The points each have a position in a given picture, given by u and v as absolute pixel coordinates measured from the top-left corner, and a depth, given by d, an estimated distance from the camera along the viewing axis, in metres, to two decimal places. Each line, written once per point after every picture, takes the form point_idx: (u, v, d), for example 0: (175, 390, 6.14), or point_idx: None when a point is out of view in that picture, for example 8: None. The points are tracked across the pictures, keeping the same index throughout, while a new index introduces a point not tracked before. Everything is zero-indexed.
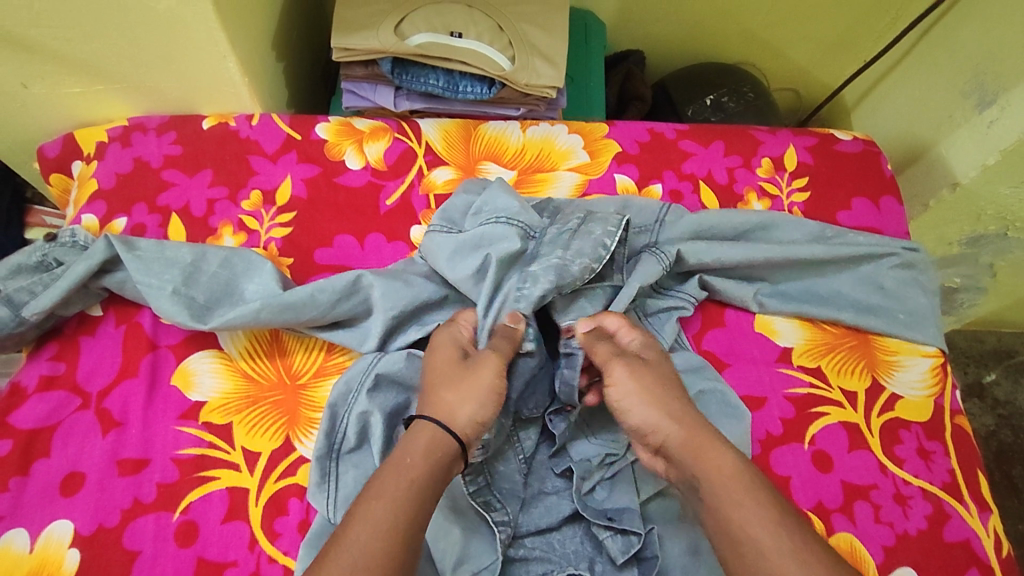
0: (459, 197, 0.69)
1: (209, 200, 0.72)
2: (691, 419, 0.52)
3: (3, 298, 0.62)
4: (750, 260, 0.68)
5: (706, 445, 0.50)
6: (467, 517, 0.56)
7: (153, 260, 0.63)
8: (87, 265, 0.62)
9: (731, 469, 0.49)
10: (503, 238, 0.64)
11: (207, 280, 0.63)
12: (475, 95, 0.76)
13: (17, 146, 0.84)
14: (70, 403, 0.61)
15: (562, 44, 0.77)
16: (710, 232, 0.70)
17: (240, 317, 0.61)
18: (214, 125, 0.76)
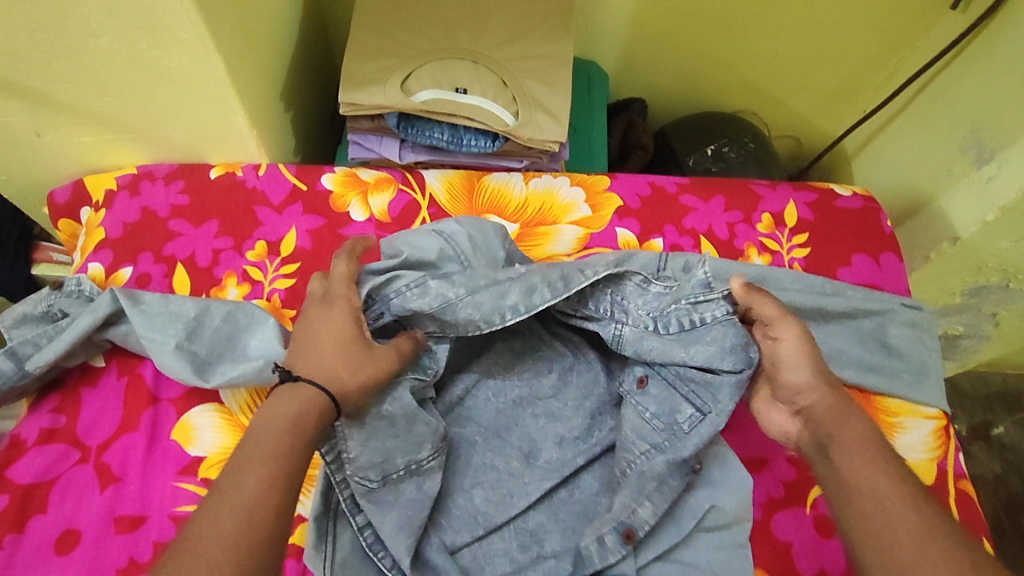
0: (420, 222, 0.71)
1: (214, 250, 0.73)
2: (841, 395, 0.55)
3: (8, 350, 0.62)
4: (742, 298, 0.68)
5: (847, 418, 0.53)
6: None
7: (157, 314, 0.63)
8: (92, 318, 0.63)
9: (863, 442, 0.52)
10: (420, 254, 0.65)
11: (210, 334, 0.64)
12: (479, 148, 0.77)
13: (27, 190, 0.85)
14: (69, 457, 0.61)
15: (566, 99, 0.78)
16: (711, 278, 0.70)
17: (242, 374, 0.61)
18: (221, 175, 0.77)
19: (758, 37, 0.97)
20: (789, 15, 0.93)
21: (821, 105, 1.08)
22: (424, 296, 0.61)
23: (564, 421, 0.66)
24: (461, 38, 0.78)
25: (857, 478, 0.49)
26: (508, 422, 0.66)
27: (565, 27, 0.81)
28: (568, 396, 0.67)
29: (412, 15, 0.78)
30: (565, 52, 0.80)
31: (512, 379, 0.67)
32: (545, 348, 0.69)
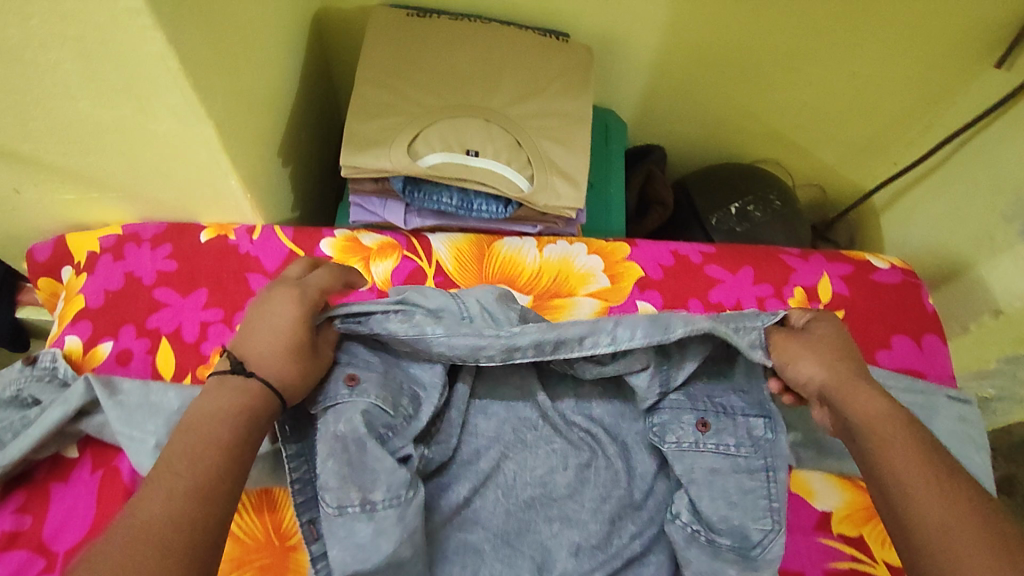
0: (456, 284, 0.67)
1: (202, 323, 0.67)
2: (847, 367, 0.52)
3: None
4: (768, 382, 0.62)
5: (854, 387, 0.51)
6: None
7: (134, 407, 0.58)
8: (61, 410, 0.58)
9: (878, 411, 0.49)
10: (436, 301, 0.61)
11: None
12: (490, 214, 0.72)
13: (6, 243, 0.80)
14: (33, 565, 0.55)
15: (585, 162, 0.73)
16: None
17: None
18: (212, 238, 0.71)
19: (786, 88, 0.92)
20: (820, 66, 0.88)
21: (849, 157, 1.02)
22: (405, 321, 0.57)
23: (582, 528, 0.60)
24: (473, 94, 0.72)
25: (899, 457, 0.45)
26: (519, 526, 0.60)
27: (585, 83, 0.76)
28: (585, 497, 0.61)
29: (420, 69, 0.73)
30: (584, 111, 0.75)
31: (522, 475, 0.61)
32: (557, 439, 0.63)
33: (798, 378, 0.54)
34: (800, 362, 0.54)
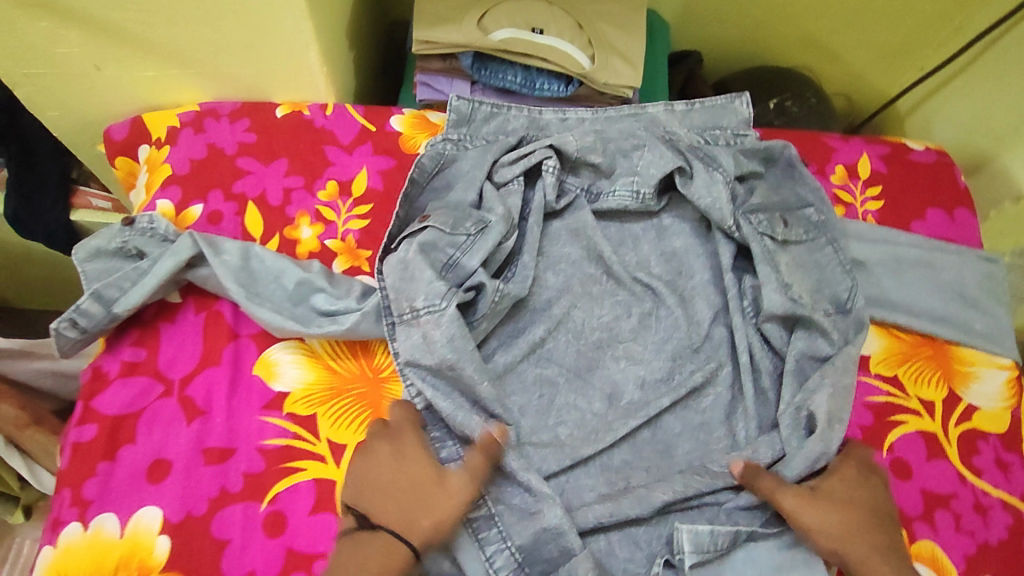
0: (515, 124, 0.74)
1: (286, 189, 0.71)
2: (861, 546, 0.55)
3: (93, 294, 0.59)
4: (787, 200, 0.74)
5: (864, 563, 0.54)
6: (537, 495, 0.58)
7: (238, 267, 0.62)
8: (174, 261, 0.60)
9: None
10: (498, 134, 0.73)
11: (292, 289, 0.63)
12: (552, 92, 0.76)
13: (79, 128, 0.83)
14: (153, 390, 0.60)
15: (641, 45, 0.76)
16: (777, 197, 0.73)
17: (337, 327, 0.61)
18: (288, 114, 0.74)
19: None
20: None
21: (876, 63, 1.06)
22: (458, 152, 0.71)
23: (650, 359, 0.67)
24: None
25: None
26: (590, 363, 0.66)
27: None
28: (649, 342, 0.67)
29: None
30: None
31: (590, 321, 0.68)
32: (620, 291, 0.69)
33: (803, 528, 0.56)
34: (807, 508, 0.56)
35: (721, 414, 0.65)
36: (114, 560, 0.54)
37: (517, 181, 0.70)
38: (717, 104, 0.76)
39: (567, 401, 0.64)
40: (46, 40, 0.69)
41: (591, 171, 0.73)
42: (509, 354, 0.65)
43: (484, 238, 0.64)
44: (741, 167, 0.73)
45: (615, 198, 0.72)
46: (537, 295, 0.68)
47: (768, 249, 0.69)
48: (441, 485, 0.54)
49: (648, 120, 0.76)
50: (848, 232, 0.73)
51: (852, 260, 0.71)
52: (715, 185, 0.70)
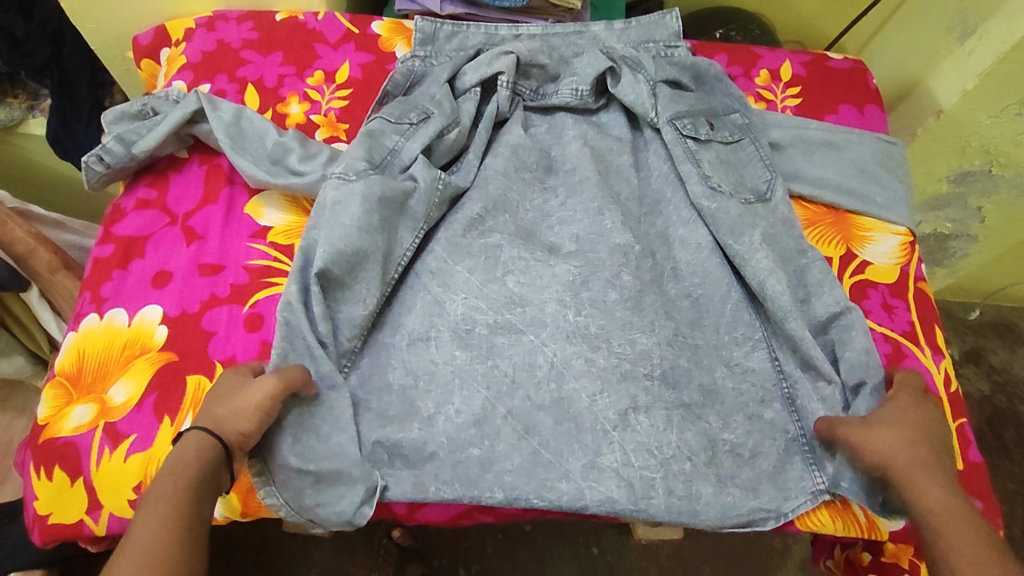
0: (475, 35, 0.84)
1: (279, 76, 0.84)
2: (919, 453, 0.55)
3: (117, 136, 0.72)
4: (715, 107, 0.82)
5: (923, 479, 0.53)
6: (472, 345, 0.64)
7: (230, 125, 0.73)
8: (182, 113, 0.73)
9: (940, 507, 0.52)
10: (458, 48, 0.83)
11: (272, 147, 0.73)
12: (511, 2, 0.88)
13: (112, 40, 0.97)
14: (161, 220, 0.73)
15: None
16: (704, 105, 0.82)
17: (301, 182, 0.71)
18: (285, 19, 0.88)
19: None
20: None
21: (823, 7, 1.17)
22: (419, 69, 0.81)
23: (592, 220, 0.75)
24: None
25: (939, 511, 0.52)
26: (527, 232, 0.73)
27: None
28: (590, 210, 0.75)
29: None
30: None
31: (526, 205, 0.75)
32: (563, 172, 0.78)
33: (865, 461, 0.57)
34: (866, 444, 0.57)
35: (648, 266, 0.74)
36: (122, 341, 0.65)
37: (473, 91, 0.79)
38: (650, 20, 0.86)
39: (512, 255, 0.69)
40: None
41: (540, 73, 0.82)
42: (450, 230, 0.70)
43: (425, 130, 0.73)
44: (665, 73, 0.82)
45: (563, 100, 0.81)
46: (483, 180, 0.74)
47: (690, 149, 0.76)
48: (266, 416, 0.55)
49: (590, 38, 0.86)
50: (775, 119, 0.82)
51: (770, 142, 0.80)
52: (638, 84, 0.80)
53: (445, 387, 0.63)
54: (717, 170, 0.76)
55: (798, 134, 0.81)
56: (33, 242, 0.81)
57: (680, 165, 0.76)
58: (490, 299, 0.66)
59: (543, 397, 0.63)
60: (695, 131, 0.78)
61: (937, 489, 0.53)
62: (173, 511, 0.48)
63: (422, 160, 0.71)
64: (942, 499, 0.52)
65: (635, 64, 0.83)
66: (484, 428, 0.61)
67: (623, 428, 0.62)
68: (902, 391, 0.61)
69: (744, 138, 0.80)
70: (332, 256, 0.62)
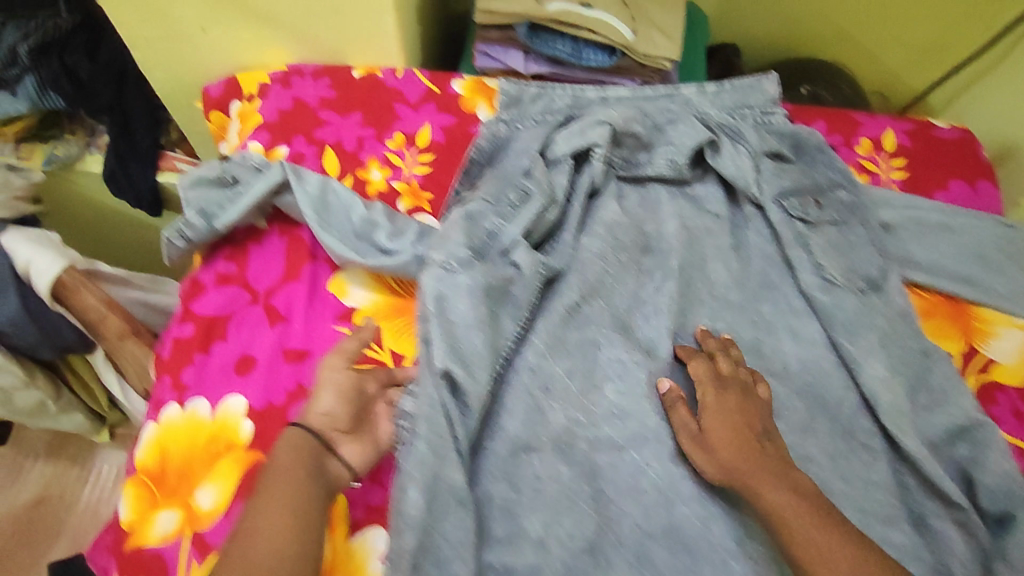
0: (564, 96, 0.80)
1: (359, 138, 0.80)
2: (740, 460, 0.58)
3: (200, 209, 0.70)
4: (819, 182, 0.78)
5: (761, 483, 0.58)
6: (572, 458, 0.62)
7: (315, 197, 0.69)
8: (266, 184, 0.69)
9: (788, 508, 0.56)
10: (548, 109, 0.79)
11: (359, 221, 0.69)
12: (598, 62, 0.83)
13: (179, 89, 0.94)
14: (242, 298, 0.70)
15: (677, 20, 0.84)
16: (808, 179, 0.77)
17: (392, 263, 0.67)
18: (363, 75, 0.84)
19: None
20: None
21: (911, 60, 1.13)
22: (505, 136, 0.77)
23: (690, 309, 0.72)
24: None
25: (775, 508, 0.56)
26: (625, 323, 0.69)
27: None
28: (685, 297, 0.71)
29: None
30: None
31: (620, 292, 0.70)
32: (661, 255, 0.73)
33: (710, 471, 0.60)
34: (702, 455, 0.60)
35: (753, 357, 0.70)
36: (206, 435, 0.62)
37: (566, 161, 0.74)
38: (745, 84, 0.82)
39: (609, 357, 0.66)
40: (167, 2, 0.80)
41: (633, 142, 0.78)
42: (549, 321, 0.67)
43: (524, 211, 0.69)
44: (768, 144, 0.78)
45: (655, 171, 0.77)
46: (580, 262, 0.70)
47: (800, 233, 0.74)
48: (344, 390, 0.59)
49: (682, 101, 0.82)
50: (883, 198, 0.77)
51: (881, 223, 0.75)
52: (740, 156, 0.76)
53: (553, 506, 0.59)
54: (824, 258, 0.72)
55: (911, 216, 0.76)
56: (104, 310, 0.79)
57: (788, 252, 0.73)
58: (589, 412, 0.64)
59: (654, 525, 0.60)
60: (802, 212, 0.75)
61: (776, 492, 0.57)
62: (289, 496, 0.52)
63: (521, 244, 0.67)
64: (782, 499, 0.57)
65: (734, 134, 0.79)
66: (598, 556, 0.58)
67: (741, 560, 0.59)
68: (706, 389, 0.63)
69: (851, 218, 0.75)
70: (450, 355, 0.59)
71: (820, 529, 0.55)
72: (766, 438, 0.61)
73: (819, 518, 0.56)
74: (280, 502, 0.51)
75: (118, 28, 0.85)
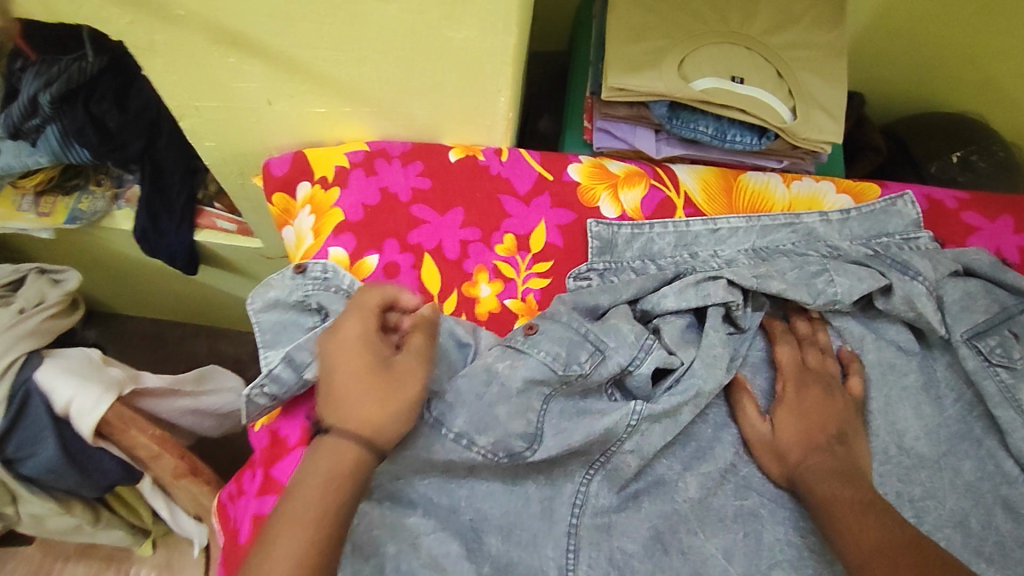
0: (666, 234, 0.68)
1: (462, 242, 0.66)
2: (818, 445, 0.57)
3: (286, 358, 0.56)
4: (1009, 312, 0.63)
5: (817, 477, 0.55)
6: None
7: None
8: None
9: (829, 493, 0.54)
10: (649, 257, 0.67)
11: (500, 412, 0.54)
12: (744, 145, 0.69)
13: (232, 158, 0.80)
14: None
15: (842, 95, 0.69)
16: (994, 310, 0.63)
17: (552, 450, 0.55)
18: (462, 158, 0.70)
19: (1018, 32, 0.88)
20: None
21: None
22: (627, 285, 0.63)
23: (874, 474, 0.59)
24: (733, 18, 0.69)
25: (821, 495, 0.54)
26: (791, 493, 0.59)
27: (839, 11, 0.72)
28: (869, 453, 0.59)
29: None
30: (839, 41, 0.71)
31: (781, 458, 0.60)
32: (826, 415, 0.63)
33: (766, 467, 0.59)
34: (765, 446, 0.59)
35: (960, 534, 0.58)
36: None
37: (677, 316, 0.62)
38: (877, 210, 0.69)
39: (776, 539, 0.57)
40: (228, 75, 0.66)
41: (791, 262, 0.64)
42: (700, 500, 0.58)
43: (652, 427, 0.57)
44: (940, 267, 0.64)
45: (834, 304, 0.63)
46: (707, 446, 0.60)
47: (1007, 385, 0.60)
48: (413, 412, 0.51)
49: (805, 232, 0.69)
50: None
51: None
52: (918, 296, 0.62)
53: None
54: None
55: None
56: (156, 448, 0.65)
57: (993, 408, 0.60)
58: None
59: None
60: (1005, 356, 0.61)
61: (831, 487, 0.54)
62: (315, 512, 0.46)
63: (640, 451, 0.57)
64: (838, 493, 0.53)
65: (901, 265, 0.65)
66: None
67: None
68: (786, 383, 0.61)
69: None
70: None
71: (866, 515, 0.51)
72: (839, 442, 0.57)
73: (880, 515, 0.51)
74: (305, 510, 0.46)
75: (166, 97, 0.71)
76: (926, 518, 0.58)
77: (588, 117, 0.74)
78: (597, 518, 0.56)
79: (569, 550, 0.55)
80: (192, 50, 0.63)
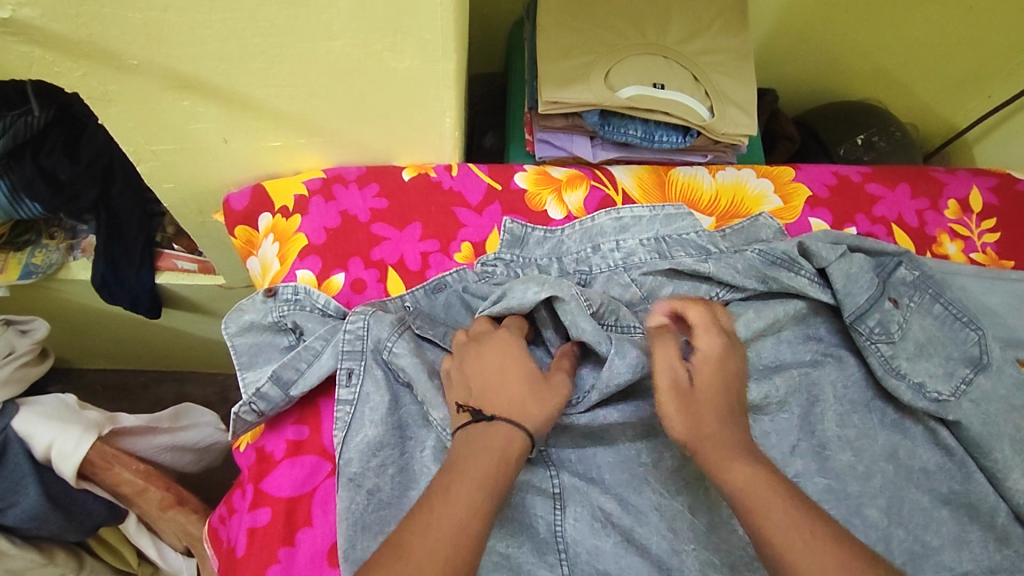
0: (574, 236, 0.72)
1: (423, 254, 0.71)
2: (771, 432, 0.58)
3: (273, 377, 0.61)
4: (898, 276, 0.68)
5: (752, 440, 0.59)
6: None
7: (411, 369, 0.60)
8: (348, 340, 0.61)
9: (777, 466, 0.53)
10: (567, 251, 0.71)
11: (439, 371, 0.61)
12: (671, 144, 0.77)
13: (191, 198, 0.83)
14: (321, 468, 0.60)
15: (753, 91, 0.77)
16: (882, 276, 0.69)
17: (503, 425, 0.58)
18: (415, 177, 0.75)
19: (902, 23, 0.99)
20: (937, 2, 0.96)
21: (946, 91, 1.08)
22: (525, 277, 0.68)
23: (789, 433, 0.63)
24: (650, 31, 0.77)
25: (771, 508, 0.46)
26: None
27: (743, 18, 0.80)
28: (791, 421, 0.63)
29: (599, 5, 0.78)
30: (746, 45, 0.79)
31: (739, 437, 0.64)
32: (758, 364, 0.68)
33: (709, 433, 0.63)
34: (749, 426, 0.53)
35: (893, 464, 0.63)
36: None
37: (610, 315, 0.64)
38: (744, 225, 0.71)
39: None
40: (183, 118, 0.68)
41: (694, 252, 0.68)
42: (662, 462, 0.63)
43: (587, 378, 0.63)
44: (838, 241, 0.69)
45: (743, 284, 0.66)
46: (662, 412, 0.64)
47: (886, 358, 0.65)
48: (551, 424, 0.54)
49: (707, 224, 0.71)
50: (967, 293, 0.71)
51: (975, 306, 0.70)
52: (835, 263, 0.66)
53: None
54: (936, 369, 0.65)
55: (1003, 303, 0.70)
56: (141, 482, 0.69)
57: (881, 380, 0.65)
58: (722, 550, 0.60)
59: None
60: (900, 321, 0.66)
61: (748, 467, 0.48)
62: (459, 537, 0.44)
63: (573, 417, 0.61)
64: (750, 474, 0.48)
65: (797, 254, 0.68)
66: None
67: None
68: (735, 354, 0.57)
69: (959, 316, 0.66)
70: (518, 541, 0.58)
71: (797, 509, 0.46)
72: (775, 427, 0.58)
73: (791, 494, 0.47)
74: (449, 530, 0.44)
75: (122, 144, 0.73)
76: (862, 455, 0.63)
77: (529, 130, 0.80)
78: (575, 481, 0.61)
79: (554, 498, 0.60)
80: (147, 98, 0.65)
